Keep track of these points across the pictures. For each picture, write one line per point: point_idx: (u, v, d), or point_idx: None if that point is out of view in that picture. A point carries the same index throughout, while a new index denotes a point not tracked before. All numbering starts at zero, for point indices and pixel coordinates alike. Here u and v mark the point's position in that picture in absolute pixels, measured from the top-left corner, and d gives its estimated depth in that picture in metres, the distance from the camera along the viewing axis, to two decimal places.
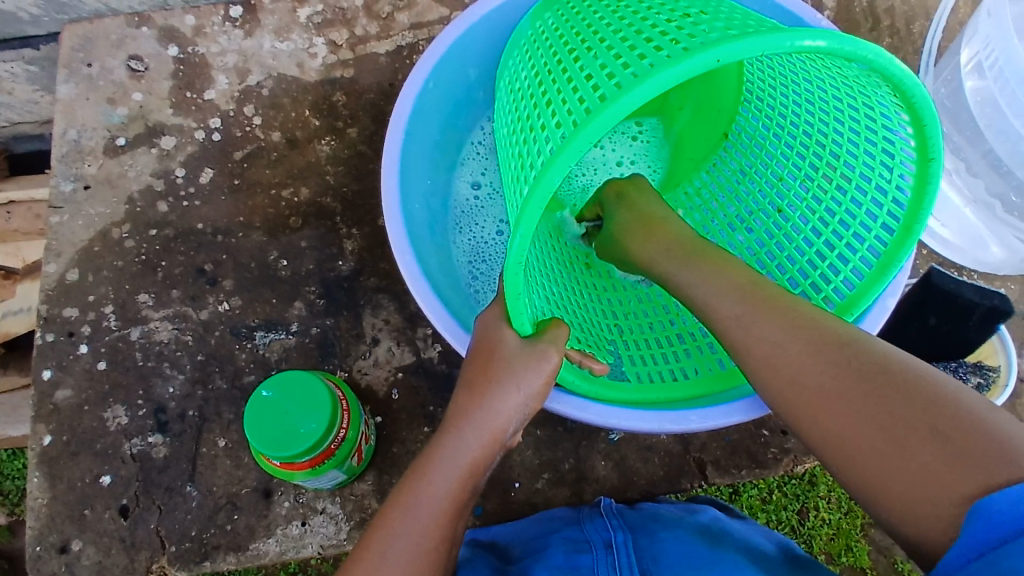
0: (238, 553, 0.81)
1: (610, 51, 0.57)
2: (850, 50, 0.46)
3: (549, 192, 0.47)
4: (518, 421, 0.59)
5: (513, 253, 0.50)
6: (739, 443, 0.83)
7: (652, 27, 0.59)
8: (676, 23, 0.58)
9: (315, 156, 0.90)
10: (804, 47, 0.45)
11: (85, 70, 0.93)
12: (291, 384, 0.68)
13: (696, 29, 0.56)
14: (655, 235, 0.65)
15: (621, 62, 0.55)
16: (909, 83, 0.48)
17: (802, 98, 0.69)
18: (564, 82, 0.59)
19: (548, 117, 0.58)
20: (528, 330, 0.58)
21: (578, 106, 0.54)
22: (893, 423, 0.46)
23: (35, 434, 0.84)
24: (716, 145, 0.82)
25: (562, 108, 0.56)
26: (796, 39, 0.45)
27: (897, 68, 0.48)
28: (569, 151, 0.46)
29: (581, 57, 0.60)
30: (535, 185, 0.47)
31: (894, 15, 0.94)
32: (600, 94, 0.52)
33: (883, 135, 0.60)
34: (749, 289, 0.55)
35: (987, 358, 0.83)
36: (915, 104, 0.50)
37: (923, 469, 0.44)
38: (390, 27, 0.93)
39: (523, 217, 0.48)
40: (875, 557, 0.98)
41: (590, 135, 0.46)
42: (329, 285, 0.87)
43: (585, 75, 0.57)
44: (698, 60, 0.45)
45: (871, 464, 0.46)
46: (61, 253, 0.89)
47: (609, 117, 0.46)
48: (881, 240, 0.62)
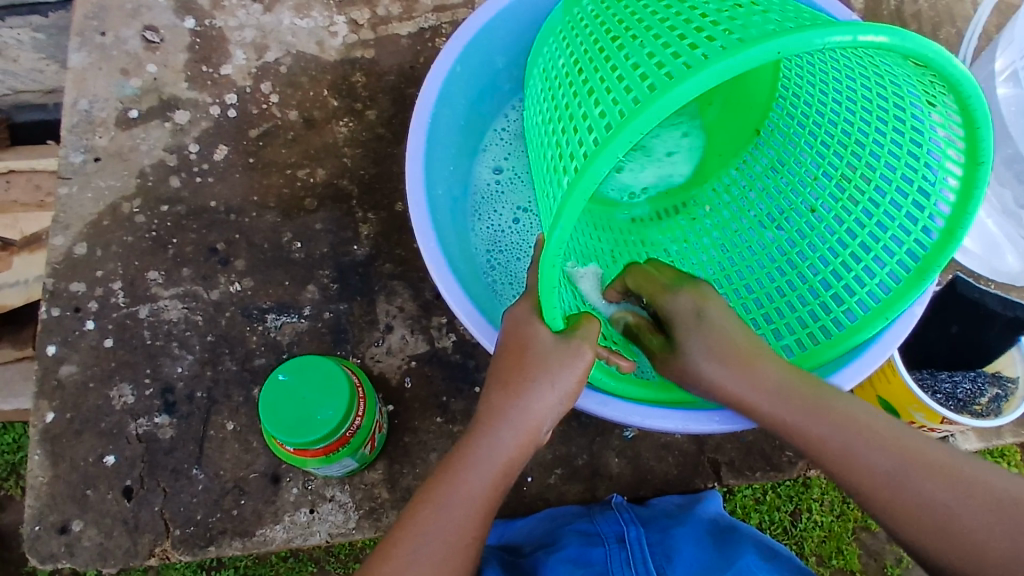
0: (244, 539, 0.79)
1: (657, 40, 0.56)
2: (913, 48, 0.44)
3: (595, 181, 0.46)
4: (554, 418, 0.57)
5: (553, 243, 0.49)
6: (754, 444, 0.82)
7: (701, 16, 0.57)
8: (726, 13, 0.57)
9: (332, 136, 0.88)
10: (868, 42, 0.44)
11: (98, 39, 0.91)
12: (308, 370, 0.66)
13: (748, 21, 0.54)
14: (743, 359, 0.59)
15: (668, 52, 0.53)
16: (966, 85, 0.47)
17: (842, 97, 0.68)
18: (606, 70, 0.57)
19: (591, 105, 0.56)
20: (558, 325, 0.56)
21: (625, 94, 0.52)
22: (978, 500, 0.52)
23: (38, 410, 0.82)
24: (748, 141, 0.80)
25: (607, 97, 0.54)
26: (856, 34, 0.43)
27: (954, 68, 0.46)
28: (617, 141, 0.45)
29: (626, 45, 0.58)
30: (582, 174, 0.46)
31: (923, 19, 0.93)
32: (649, 83, 0.51)
33: (926, 149, 0.60)
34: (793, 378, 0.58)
35: (1005, 369, 0.80)
36: (971, 108, 0.49)
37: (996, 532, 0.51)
38: (412, 9, 0.91)
39: (567, 205, 0.47)
40: (866, 560, 1.03)
41: (641, 125, 0.45)
42: (344, 270, 0.85)
43: (632, 63, 0.55)
44: (758, 51, 0.43)
45: (967, 532, 0.51)
46: (69, 226, 0.87)
47: (665, 106, 0.44)
48: (920, 244, 0.61)
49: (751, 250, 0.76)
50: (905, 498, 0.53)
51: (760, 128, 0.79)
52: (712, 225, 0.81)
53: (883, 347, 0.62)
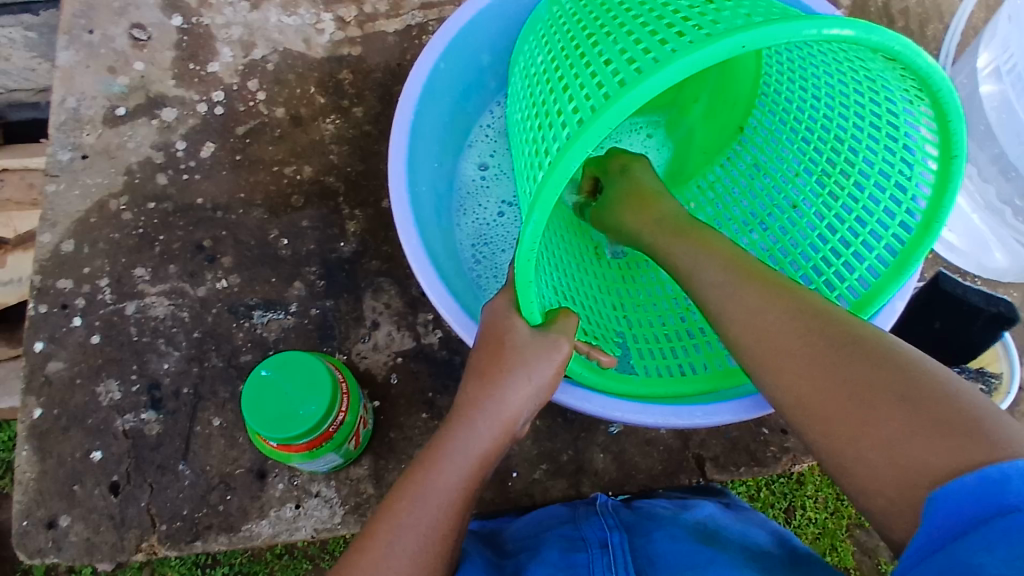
0: (230, 534, 0.80)
1: (631, 37, 0.56)
2: (878, 41, 0.45)
3: (565, 176, 0.46)
4: (531, 410, 0.58)
5: (526, 239, 0.49)
6: (739, 439, 0.83)
7: (675, 13, 0.57)
8: (700, 10, 0.57)
9: (319, 134, 0.89)
10: (834, 35, 0.44)
11: (85, 37, 0.91)
12: (291, 365, 0.66)
13: (720, 17, 0.54)
14: (645, 209, 0.66)
15: (642, 48, 0.53)
16: (936, 76, 0.47)
17: (822, 92, 0.68)
18: (581, 67, 0.58)
19: (565, 101, 0.56)
20: (536, 319, 0.57)
21: (598, 90, 0.52)
22: (896, 408, 0.45)
23: (25, 407, 0.82)
24: (731, 138, 0.81)
25: (580, 93, 0.55)
26: (822, 27, 0.44)
27: (921, 60, 0.46)
28: (586, 136, 0.45)
29: (601, 41, 0.58)
30: (552, 169, 0.46)
31: (909, 16, 0.93)
32: (622, 78, 0.51)
33: (903, 143, 0.60)
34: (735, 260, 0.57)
35: (989, 364, 0.82)
36: (942, 100, 0.49)
37: (908, 448, 0.44)
38: (399, 6, 0.91)
39: (537, 200, 0.47)
40: (861, 557, 1.04)
41: (609, 120, 0.45)
42: (330, 267, 0.85)
43: (606, 59, 0.55)
44: (724, 44, 0.43)
45: (843, 431, 0.47)
46: (57, 223, 0.87)
47: (633, 100, 0.44)
48: (898, 239, 0.61)
49: (735, 247, 0.76)
50: (809, 380, 0.49)
51: (743, 126, 0.80)
52: (697, 222, 0.81)
53: None
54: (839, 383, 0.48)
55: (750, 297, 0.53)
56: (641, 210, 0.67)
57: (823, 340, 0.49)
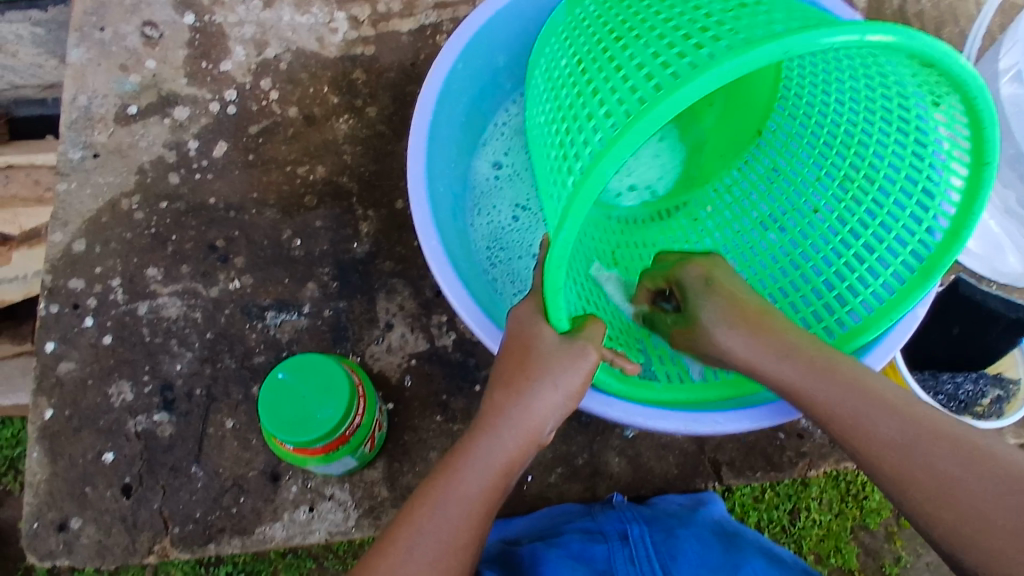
0: (243, 537, 0.79)
1: (662, 40, 0.55)
2: (920, 46, 0.45)
3: (604, 182, 0.46)
4: (556, 420, 0.57)
5: (558, 244, 0.49)
6: (755, 444, 0.82)
7: (705, 17, 0.57)
8: (731, 13, 0.57)
9: (332, 133, 0.88)
10: (870, 42, 0.44)
11: (96, 35, 0.91)
12: (308, 369, 0.66)
13: (752, 21, 0.54)
14: (758, 330, 0.59)
15: (674, 52, 0.53)
16: (971, 84, 0.47)
17: (844, 98, 0.67)
18: (610, 70, 0.57)
19: (596, 105, 0.56)
20: (563, 325, 0.56)
21: (631, 95, 0.52)
22: (975, 468, 0.49)
23: (36, 407, 0.82)
24: (749, 141, 0.80)
25: (611, 97, 0.54)
26: (862, 33, 0.44)
27: (960, 68, 0.46)
28: (622, 144, 0.46)
29: (630, 44, 0.58)
30: (591, 174, 0.46)
31: (925, 19, 0.93)
32: (657, 83, 0.50)
33: (929, 155, 0.59)
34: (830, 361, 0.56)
35: (1007, 370, 0.80)
36: (975, 109, 0.49)
37: (1001, 505, 0.47)
38: (413, 5, 0.91)
39: (573, 206, 0.47)
40: (863, 559, 1.04)
41: (646, 126, 0.45)
42: (344, 268, 0.85)
43: (638, 64, 0.55)
44: (764, 50, 0.43)
45: (939, 503, 0.49)
46: (68, 222, 0.86)
47: (672, 106, 0.45)
48: (925, 245, 0.60)
49: (753, 251, 0.76)
50: (893, 461, 0.51)
51: (762, 129, 0.79)
52: (713, 225, 0.80)
53: (883, 352, 0.61)
54: (947, 468, 0.49)
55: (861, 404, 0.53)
56: (759, 329, 0.59)
57: (886, 415, 0.52)
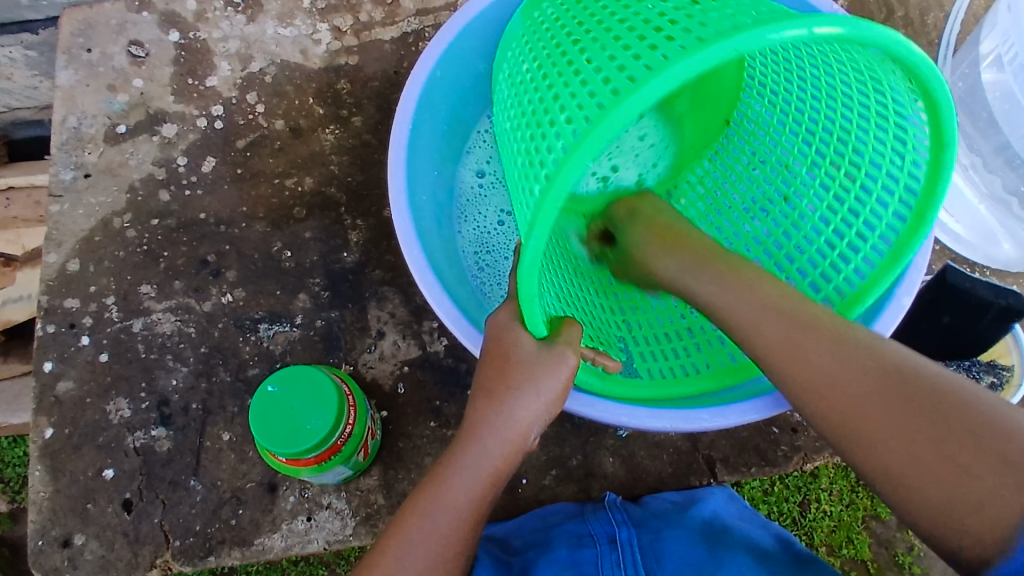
0: (243, 548, 0.80)
1: (619, 42, 0.56)
2: (867, 38, 0.44)
3: (564, 189, 0.45)
4: (540, 426, 0.57)
5: (528, 254, 0.48)
6: (748, 440, 0.82)
7: (659, 16, 0.57)
8: (683, 13, 0.56)
9: (319, 145, 0.89)
10: (812, 35, 0.43)
11: (84, 56, 0.92)
12: (296, 381, 0.66)
13: (703, 18, 0.54)
14: (676, 247, 0.63)
15: (629, 54, 0.53)
16: (924, 70, 0.47)
17: (805, 88, 0.68)
18: (570, 73, 0.57)
19: (558, 110, 0.55)
20: (542, 331, 0.56)
21: (590, 98, 0.52)
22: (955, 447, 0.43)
23: (37, 426, 0.83)
24: (717, 132, 0.80)
25: (572, 102, 0.54)
26: (812, 27, 0.43)
27: (908, 53, 0.46)
28: (586, 146, 0.44)
29: (589, 46, 0.58)
30: (551, 182, 0.45)
31: (910, 5, 0.91)
32: (612, 87, 0.50)
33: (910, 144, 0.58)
34: (785, 307, 0.52)
35: (1000, 357, 0.82)
36: (932, 94, 0.48)
37: (993, 493, 0.42)
38: (395, 14, 0.91)
39: (538, 216, 0.46)
40: (878, 549, 1.03)
41: (605, 132, 0.44)
42: (334, 278, 0.85)
43: (593, 70, 0.55)
44: (716, 49, 0.43)
45: (919, 484, 0.44)
46: (62, 243, 0.87)
47: (627, 110, 0.43)
48: (892, 229, 0.61)
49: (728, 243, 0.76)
50: (881, 434, 0.46)
51: (729, 120, 0.79)
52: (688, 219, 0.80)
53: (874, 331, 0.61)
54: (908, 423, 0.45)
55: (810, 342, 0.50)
56: (669, 246, 0.64)
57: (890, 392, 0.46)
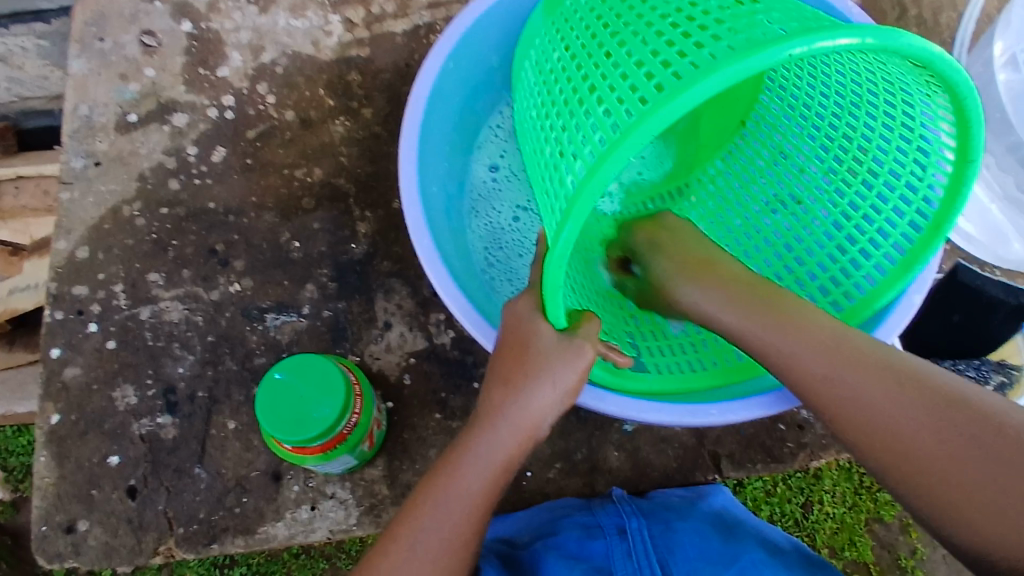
0: (246, 536, 0.80)
1: (660, 38, 0.55)
2: (916, 51, 0.44)
3: (604, 184, 0.45)
4: (555, 417, 0.57)
5: (559, 247, 0.48)
6: (755, 436, 0.82)
7: (703, 14, 0.56)
8: (727, 11, 0.55)
9: (329, 136, 0.89)
10: (861, 46, 0.43)
11: (96, 45, 0.92)
12: (305, 369, 0.66)
13: (748, 21, 0.53)
14: (706, 277, 0.63)
15: (672, 52, 0.52)
16: (960, 83, 0.46)
17: (832, 90, 0.67)
18: (609, 67, 0.56)
19: (594, 103, 0.55)
20: (563, 323, 0.56)
21: (629, 96, 0.51)
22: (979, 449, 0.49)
23: (43, 412, 0.83)
24: (733, 132, 0.80)
25: (610, 96, 0.53)
26: (862, 36, 0.42)
27: (948, 63, 0.45)
28: (629, 144, 0.44)
29: (628, 41, 0.57)
30: (590, 176, 0.45)
31: (923, 3, 0.91)
32: (656, 85, 0.50)
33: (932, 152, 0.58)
34: (833, 347, 0.54)
35: (1010, 356, 0.81)
36: (964, 106, 0.48)
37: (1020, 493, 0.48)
38: (407, 6, 0.91)
39: (574, 208, 0.46)
40: (880, 552, 1.03)
41: (648, 130, 0.44)
42: (342, 268, 0.85)
43: (631, 64, 0.54)
44: (768, 54, 0.42)
45: (948, 486, 0.50)
46: (71, 230, 0.88)
47: (673, 110, 0.43)
48: (906, 237, 0.60)
49: (738, 242, 0.76)
50: (919, 444, 0.51)
51: (745, 120, 0.79)
52: (698, 217, 0.80)
53: (885, 333, 0.60)
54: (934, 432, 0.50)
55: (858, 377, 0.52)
56: (699, 275, 0.64)
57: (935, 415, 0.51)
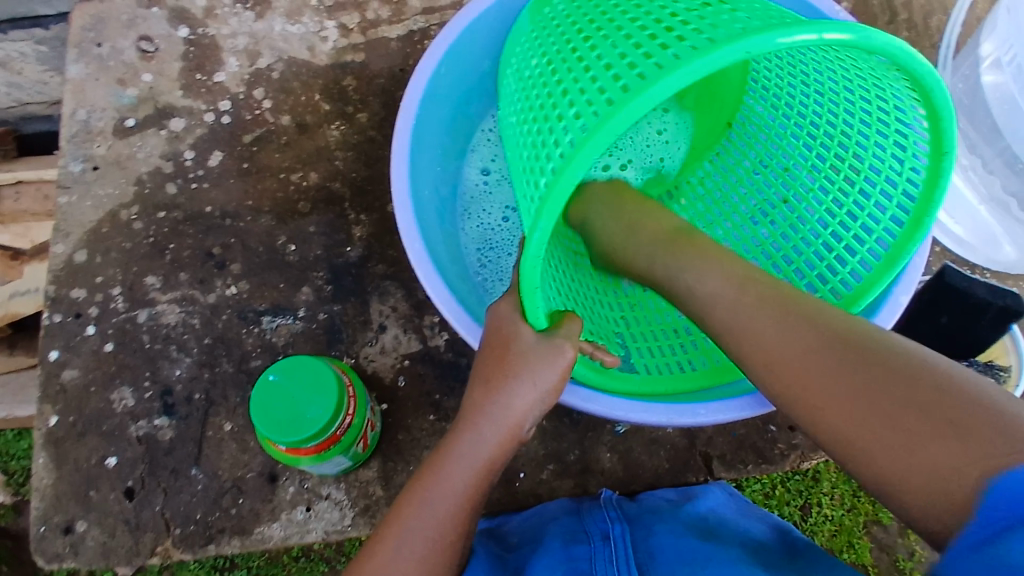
0: (243, 537, 0.81)
1: (629, 41, 0.56)
2: (876, 46, 0.44)
3: (572, 184, 0.46)
4: (536, 415, 0.58)
5: (533, 244, 0.49)
6: (746, 437, 0.83)
7: (671, 17, 0.57)
8: (695, 13, 0.56)
9: (324, 140, 0.90)
10: (821, 41, 0.43)
11: (94, 50, 0.93)
12: (298, 371, 0.67)
13: (714, 20, 0.54)
14: (648, 233, 0.65)
15: (639, 54, 0.53)
16: (928, 78, 0.47)
17: (812, 90, 0.68)
18: (580, 70, 0.58)
19: (566, 106, 0.56)
20: (542, 323, 0.57)
21: (600, 95, 0.52)
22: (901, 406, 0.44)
23: (41, 414, 0.84)
24: (719, 134, 0.81)
25: (581, 98, 0.54)
26: (821, 32, 0.43)
27: (909, 57, 0.46)
28: (595, 142, 0.45)
29: (600, 44, 0.58)
30: (560, 174, 0.46)
31: (913, 8, 0.92)
32: (623, 85, 0.50)
33: (909, 146, 0.59)
34: (753, 290, 0.54)
35: (998, 358, 0.82)
36: (935, 100, 0.49)
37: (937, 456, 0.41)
38: (402, 12, 0.92)
39: (544, 207, 0.47)
40: (878, 555, 1.04)
41: (614, 128, 0.45)
42: (337, 271, 0.86)
43: (602, 65, 0.55)
44: (727, 52, 0.43)
45: (878, 451, 0.44)
46: (69, 234, 0.89)
47: (638, 108, 0.44)
48: (888, 235, 0.61)
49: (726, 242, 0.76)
50: (847, 402, 0.46)
51: (731, 122, 0.80)
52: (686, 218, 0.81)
53: None
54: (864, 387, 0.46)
55: (765, 318, 0.52)
56: (634, 234, 0.66)
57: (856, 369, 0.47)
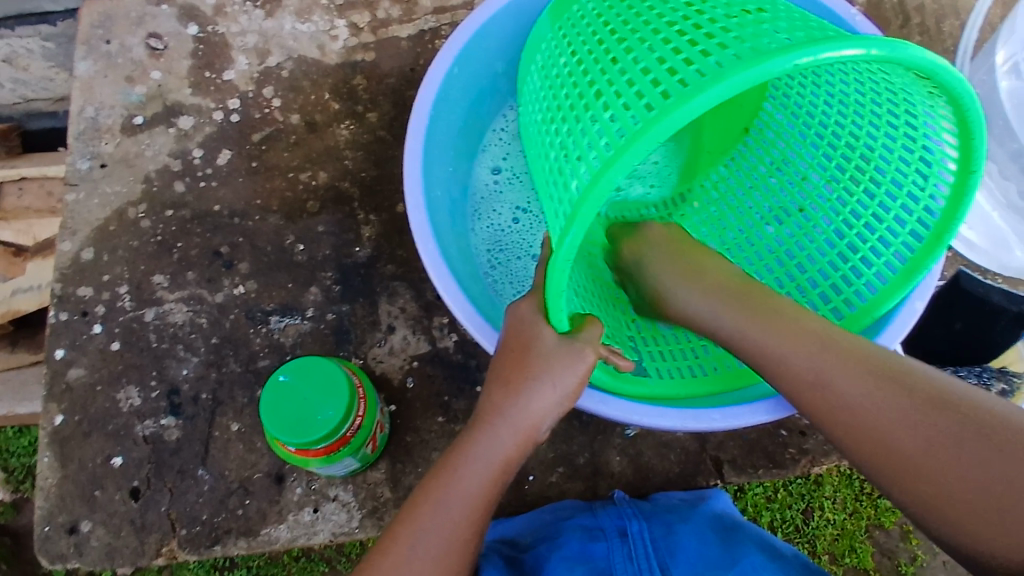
0: (249, 538, 0.80)
1: (666, 46, 0.55)
2: (918, 61, 0.44)
3: (608, 190, 0.45)
4: (553, 418, 0.57)
5: (563, 250, 0.48)
6: (757, 442, 0.82)
7: (710, 22, 0.56)
8: (734, 19, 0.56)
9: (334, 140, 0.89)
10: (865, 55, 0.43)
11: (103, 47, 0.92)
12: (310, 371, 0.67)
13: (753, 29, 0.53)
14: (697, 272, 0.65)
15: (681, 59, 0.52)
16: (964, 93, 0.46)
17: (836, 98, 0.68)
18: (614, 74, 0.57)
19: (599, 110, 0.55)
20: (565, 327, 0.56)
21: (635, 101, 0.51)
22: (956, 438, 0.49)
23: (47, 413, 0.83)
24: (736, 138, 0.80)
25: (617, 102, 0.54)
26: (866, 47, 0.43)
27: (950, 75, 0.45)
28: (634, 150, 0.44)
29: (636, 47, 0.57)
30: (594, 181, 0.45)
31: (926, 12, 0.92)
32: (662, 91, 0.50)
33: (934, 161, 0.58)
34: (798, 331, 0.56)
35: (1011, 365, 0.82)
36: (966, 117, 0.48)
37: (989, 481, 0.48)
38: (412, 12, 0.92)
39: (577, 213, 0.46)
40: (879, 559, 1.03)
41: (655, 136, 0.44)
42: (346, 271, 0.86)
43: (636, 72, 0.54)
44: (773, 63, 0.42)
45: (939, 480, 0.49)
46: (76, 231, 0.88)
47: (680, 117, 0.43)
48: (907, 247, 0.61)
49: (742, 248, 0.76)
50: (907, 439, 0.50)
51: (749, 128, 0.79)
52: (701, 222, 0.81)
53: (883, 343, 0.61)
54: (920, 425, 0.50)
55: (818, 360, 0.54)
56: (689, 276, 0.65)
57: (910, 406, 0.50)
